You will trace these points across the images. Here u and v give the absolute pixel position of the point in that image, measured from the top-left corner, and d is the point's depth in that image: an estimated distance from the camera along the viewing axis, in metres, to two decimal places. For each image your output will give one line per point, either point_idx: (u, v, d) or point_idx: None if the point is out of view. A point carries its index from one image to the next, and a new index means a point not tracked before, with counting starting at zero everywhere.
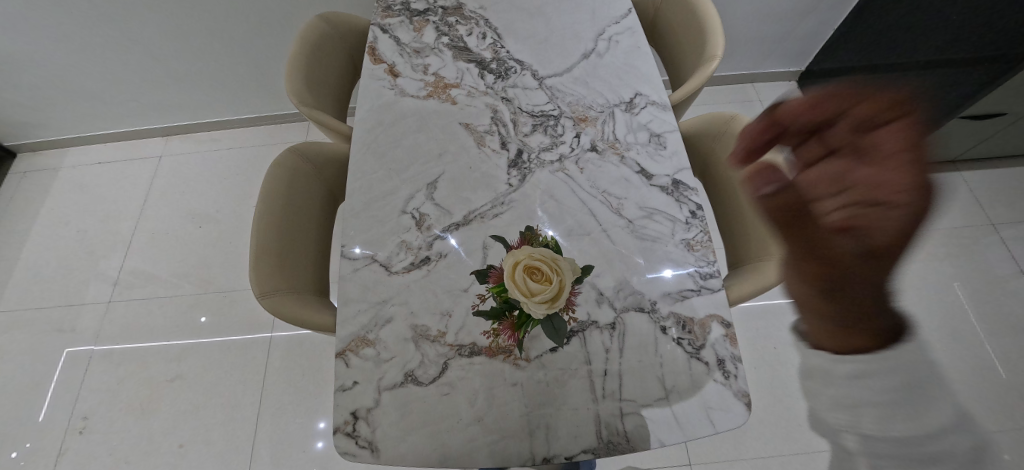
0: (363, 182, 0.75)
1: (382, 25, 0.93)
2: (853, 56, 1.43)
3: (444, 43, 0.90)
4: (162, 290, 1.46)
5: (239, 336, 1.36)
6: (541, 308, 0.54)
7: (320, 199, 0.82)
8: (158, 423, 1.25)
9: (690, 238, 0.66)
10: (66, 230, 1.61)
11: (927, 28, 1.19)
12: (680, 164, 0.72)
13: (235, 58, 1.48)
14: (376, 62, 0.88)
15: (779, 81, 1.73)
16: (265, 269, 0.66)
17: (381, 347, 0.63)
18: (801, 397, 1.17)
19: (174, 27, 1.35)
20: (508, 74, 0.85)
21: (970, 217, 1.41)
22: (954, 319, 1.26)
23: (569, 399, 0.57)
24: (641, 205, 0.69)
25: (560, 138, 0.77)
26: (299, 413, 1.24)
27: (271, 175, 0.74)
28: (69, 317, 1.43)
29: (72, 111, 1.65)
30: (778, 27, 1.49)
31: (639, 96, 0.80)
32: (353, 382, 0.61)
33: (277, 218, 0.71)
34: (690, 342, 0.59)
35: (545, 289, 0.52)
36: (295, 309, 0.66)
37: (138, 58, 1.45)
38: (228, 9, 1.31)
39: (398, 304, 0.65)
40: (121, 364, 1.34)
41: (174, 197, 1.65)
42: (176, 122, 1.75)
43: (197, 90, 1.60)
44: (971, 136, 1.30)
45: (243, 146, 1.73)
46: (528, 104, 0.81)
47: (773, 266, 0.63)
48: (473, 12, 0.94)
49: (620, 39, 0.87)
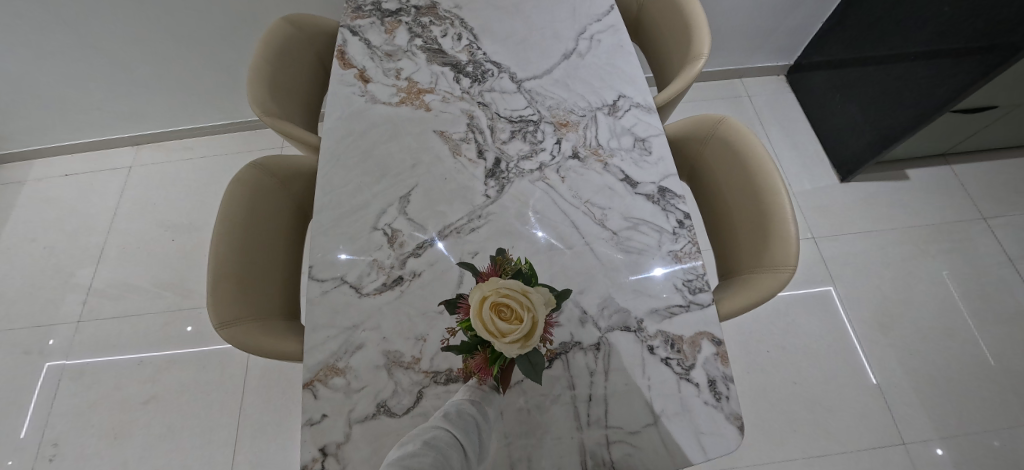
0: (331, 197, 0.70)
1: (351, 27, 0.88)
2: (842, 49, 1.40)
3: (418, 45, 0.85)
4: (135, 307, 1.40)
5: (218, 353, 1.30)
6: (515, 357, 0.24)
7: (286, 215, 0.77)
8: (133, 447, 1.20)
9: (678, 249, 0.63)
10: (31, 247, 1.54)
11: (913, 21, 1.15)
12: (666, 170, 0.69)
13: (204, 62, 1.41)
14: (345, 67, 0.83)
15: (767, 75, 1.71)
16: (223, 295, 0.61)
17: (352, 376, 0.59)
18: (793, 399, 1.16)
19: (134, 33, 1.28)
20: (484, 77, 0.80)
21: (960, 211, 1.40)
22: (947, 315, 1.25)
23: (553, 428, 0.53)
24: (625, 216, 0.65)
25: (539, 145, 0.73)
26: (281, 433, 1.19)
27: (232, 191, 0.69)
28: (37, 338, 1.36)
29: (35, 122, 1.57)
30: (766, 21, 1.45)
31: (623, 98, 0.76)
32: (321, 415, 0.57)
33: (238, 238, 0.66)
34: (679, 361, 0.55)
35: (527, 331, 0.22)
36: (259, 338, 0.62)
37: (101, 65, 1.38)
38: (192, 14, 1.24)
39: (369, 329, 0.61)
40: (92, 386, 1.28)
41: (146, 209, 1.58)
42: (147, 130, 1.68)
43: (166, 96, 1.53)
44: (962, 128, 1.28)
45: (218, 153, 1.67)
46: (506, 109, 0.77)
47: (766, 277, 0.59)
48: (448, 12, 0.89)
49: (602, 38, 0.83)
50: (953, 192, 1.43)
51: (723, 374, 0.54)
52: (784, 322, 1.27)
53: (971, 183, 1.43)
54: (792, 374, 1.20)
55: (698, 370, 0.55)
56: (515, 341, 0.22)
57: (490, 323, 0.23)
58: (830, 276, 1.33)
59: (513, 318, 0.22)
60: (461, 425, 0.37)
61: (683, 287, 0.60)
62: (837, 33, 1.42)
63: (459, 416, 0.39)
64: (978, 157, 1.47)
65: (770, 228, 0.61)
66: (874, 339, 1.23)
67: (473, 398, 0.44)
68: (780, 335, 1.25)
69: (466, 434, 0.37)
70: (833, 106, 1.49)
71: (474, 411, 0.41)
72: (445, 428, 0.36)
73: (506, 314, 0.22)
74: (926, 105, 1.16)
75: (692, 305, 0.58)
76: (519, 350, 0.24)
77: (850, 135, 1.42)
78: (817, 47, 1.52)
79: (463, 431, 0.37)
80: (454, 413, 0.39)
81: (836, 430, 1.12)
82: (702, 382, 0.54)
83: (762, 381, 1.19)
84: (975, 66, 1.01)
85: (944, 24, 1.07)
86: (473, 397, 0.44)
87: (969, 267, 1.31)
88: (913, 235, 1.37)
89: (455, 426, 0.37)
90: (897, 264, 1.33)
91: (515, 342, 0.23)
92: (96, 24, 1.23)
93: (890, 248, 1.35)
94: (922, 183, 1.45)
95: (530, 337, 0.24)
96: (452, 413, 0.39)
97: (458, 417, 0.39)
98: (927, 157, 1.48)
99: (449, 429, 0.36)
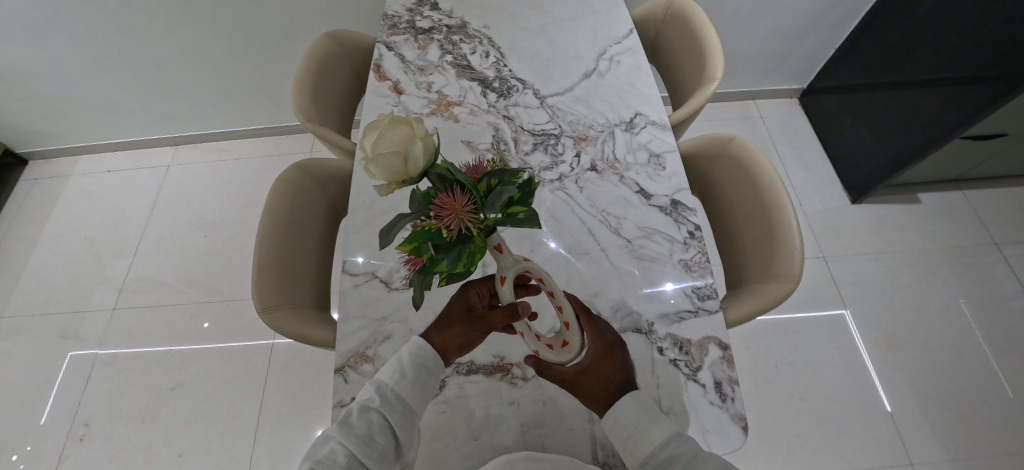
0: (365, 199, 0.76)
1: (387, 43, 0.96)
2: (854, 74, 1.44)
3: (448, 61, 0.92)
4: (166, 297, 1.47)
5: (241, 345, 1.37)
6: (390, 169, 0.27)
7: (322, 214, 0.83)
8: (158, 431, 1.25)
9: (688, 259, 0.66)
10: (74, 237, 1.63)
11: (923, 49, 1.19)
12: (679, 185, 0.73)
13: (243, 71, 1.51)
14: (380, 79, 0.90)
15: (781, 98, 1.75)
16: (267, 284, 0.67)
17: (380, 364, 0.63)
18: (800, 416, 1.17)
19: (184, 42, 1.38)
20: (510, 93, 0.86)
21: (973, 235, 1.40)
22: (959, 339, 1.25)
23: (565, 419, 0.57)
24: (639, 225, 0.70)
25: (560, 157, 0.78)
26: (298, 424, 1.24)
27: (276, 189, 0.76)
28: (74, 324, 1.44)
29: (85, 120, 1.68)
30: (779, 45, 1.50)
31: (640, 115, 0.81)
32: (351, 398, 0.61)
33: (280, 232, 0.72)
34: (687, 363, 0.59)
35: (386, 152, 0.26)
36: (296, 324, 0.67)
37: (150, 70, 1.48)
38: (238, 27, 1.34)
39: (397, 321, 0.65)
40: (123, 371, 1.35)
41: (182, 206, 1.67)
42: (186, 132, 1.78)
43: (206, 101, 1.63)
44: (974, 155, 1.29)
45: (250, 156, 1.76)
46: (529, 123, 0.82)
47: (771, 288, 0.63)
48: (477, 31, 0.96)
49: (621, 59, 0.88)
50: (966, 218, 1.43)
51: (729, 376, 0.57)
52: (792, 339, 1.28)
53: (984, 209, 1.44)
54: (800, 391, 1.21)
55: (705, 371, 0.58)
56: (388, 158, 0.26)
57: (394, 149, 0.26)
58: (840, 296, 1.34)
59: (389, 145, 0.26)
60: (364, 436, 0.36)
61: (692, 294, 0.63)
62: (850, 59, 1.46)
63: (366, 418, 0.37)
64: (993, 183, 1.48)
65: (777, 241, 0.64)
66: (882, 360, 1.23)
67: (391, 381, 0.41)
68: (788, 352, 1.27)
69: (367, 446, 0.35)
70: (845, 129, 1.51)
71: (386, 407, 0.38)
72: (341, 445, 0.34)
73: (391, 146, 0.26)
74: (936, 130, 1.18)
75: (701, 311, 0.62)
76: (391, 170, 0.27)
77: (861, 158, 1.45)
78: (830, 72, 1.56)
79: (363, 445, 0.35)
80: (360, 415, 0.37)
81: (843, 449, 1.13)
82: (709, 383, 0.57)
83: (770, 397, 1.21)
84: (984, 93, 1.04)
85: (954, 53, 1.10)
86: (394, 381, 0.41)
87: (982, 292, 1.31)
88: (924, 258, 1.38)
89: (353, 437, 0.35)
90: (907, 286, 1.34)
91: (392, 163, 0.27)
92: (149, 32, 1.34)
93: (900, 270, 1.36)
94: (934, 207, 1.46)
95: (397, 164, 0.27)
96: (355, 418, 0.37)
97: (363, 420, 0.37)
98: (939, 181, 1.49)
99: (343, 449, 0.34)
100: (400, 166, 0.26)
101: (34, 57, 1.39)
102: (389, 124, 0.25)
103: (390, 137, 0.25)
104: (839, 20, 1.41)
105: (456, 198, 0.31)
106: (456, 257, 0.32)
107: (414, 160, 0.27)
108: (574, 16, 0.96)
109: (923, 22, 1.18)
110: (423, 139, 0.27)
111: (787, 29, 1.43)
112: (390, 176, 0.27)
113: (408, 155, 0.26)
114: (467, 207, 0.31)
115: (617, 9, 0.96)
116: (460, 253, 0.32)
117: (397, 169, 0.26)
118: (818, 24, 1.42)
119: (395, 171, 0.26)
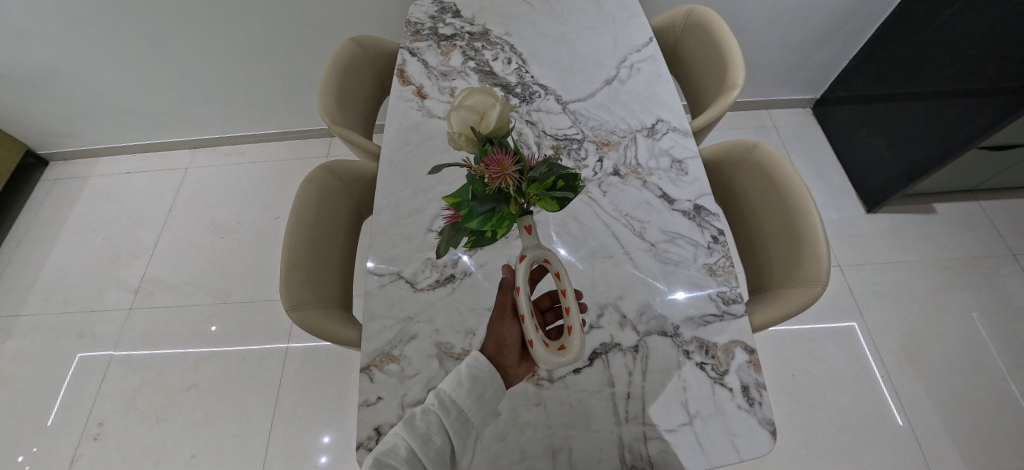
0: (391, 201, 0.77)
1: (411, 49, 0.98)
2: (869, 84, 1.45)
3: (471, 67, 0.94)
4: (181, 298, 1.49)
5: (255, 346, 1.37)
6: (464, 119, 0.37)
7: (345, 214, 0.84)
8: (171, 432, 1.26)
9: (712, 263, 0.67)
10: (91, 236, 1.66)
11: (938, 61, 1.20)
12: (702, 190, 0.74)
13: (264, 76, 1.53)
14: (404, 84, 0.92)
15: (793, 107, 1.77)
16: (294, 282, 0.68)
17: (406, 363, 0.62)
18: (814, 425, 1.17)
19: (208, 48, 1.41)
20: (532, 98, 0.88)
21: (990, 246, 1.39)
22: (976, 350, 1.23)
23: (592, 421, 0.57)
24: (663, 229, 0.70)
25: (583, 162, 0.79)
26: (311, 426, 1.24)
27: (303, 189, 0.77)
28: (90, 323, 1.46)
29: (107, 122, 1.72)
30: (791, 56, 1.52)
31: (661, 121, 0.82)
32: (376, 397, 0.60)
33: (307, 232, 0.73)
34: (713, 367, 0.58)
35: (474, 109, 0.36)
36: (324, 323, 0.68)
37: (172, 75, 1.52)
38: (262, 35, 1.37)
39: (422, 321, 0.65)
40: (138, 370, 1.36)
41: (199, 208, 1.70)
42: (204, 136, 1.82)
43: (226, 105, 1.66)
44: (989, 166, 1.30)
45: (266, 159, 1.79)
46: (552, 127, 0.83)
47: (797, 294, 0.63)
48: (499, 38, 0.97)
49: (642, 67, 0.90)
50: (982, 228, 1.43)
51: (756, 380, 0.57)
52: (807, 348, 1.28)
53: (1001, 221, 1.44)
54: (814, 399, 1.20)
55: (731, 375, 0.57)
56: (469, 110, 0.36)
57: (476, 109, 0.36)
58: (855, 306, 1.34)
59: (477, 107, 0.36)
60: (423, 435, 0.38)
61: (716, 298, 0.64)
62: (864, 70, 1.47)
63: (426, 419, 0.40)
64: (1008, 194, 1.48)
65: (802, 246, 0.65)
66: (900, 371, 1.22)
67: (449, 389, 0.42)
68: (803, 361, 1.26)
69: (426, 446, 0.37)
70: (859, 139, 1.52)
71: (443, 411, 0.40)
72: (403, 440, 0.38)
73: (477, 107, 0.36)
74: (952, 140, 1.18)
75: (726, 315, 0.62)
76: (462, 118, 0.37)
77: (876, 167, 1.45)
78: (844, 82, 1.57)
79: (423, 443, 0.37)
80: (421, 416, 0.39)
81: (858, 457, 1.12)
82: (736, 387, 0.57)
83: (785, 407, 1.20)
84: (1001, 103, 1.04)
85: (970, 64, 1.11)
86: (451, 388, 0.42)
87: (1001, 303, 1.30)
88: (939, 268, 1.37)
89: (414, 435, 0.38)
90: (923, 297, 1.33)
91: (468, 115, 0.36)
92: (174, 38, 1.37)
93: (917, 280, 1.36)
94: (949, 217, 1.46)
95: (476, 121, 0.37)
96: (417, 417, 0.39)
97: (423, 420, 0.39)
98: (954, 192, 1.49)
99: (404, 443, 0.37)
100: (475, 120, 0.37)
101: (61, 59, 1.43)
102: (483, 91, 0.36)
103: (479, 99, 0.36)
104: (853, 31, 1.43)
105: (506, 158, 0.36)
106: (488, 214, 0.39)
107: (487, 120, 0.36)
108: (594, 24, 0.98)
109: (939, 33, 1.19)
110: (499, 106, 0.36)
111: (801, 39, 1.45)
112: (466, 129, 0.37)
113: (484, 116, 0.36)
114: (514, 167, 0.37)
115: (637, 18, 0.98)
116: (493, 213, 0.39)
117: (474, 123, 0.37)
118: (831, 35, 1.44)
119: (471, 123, 0.37)
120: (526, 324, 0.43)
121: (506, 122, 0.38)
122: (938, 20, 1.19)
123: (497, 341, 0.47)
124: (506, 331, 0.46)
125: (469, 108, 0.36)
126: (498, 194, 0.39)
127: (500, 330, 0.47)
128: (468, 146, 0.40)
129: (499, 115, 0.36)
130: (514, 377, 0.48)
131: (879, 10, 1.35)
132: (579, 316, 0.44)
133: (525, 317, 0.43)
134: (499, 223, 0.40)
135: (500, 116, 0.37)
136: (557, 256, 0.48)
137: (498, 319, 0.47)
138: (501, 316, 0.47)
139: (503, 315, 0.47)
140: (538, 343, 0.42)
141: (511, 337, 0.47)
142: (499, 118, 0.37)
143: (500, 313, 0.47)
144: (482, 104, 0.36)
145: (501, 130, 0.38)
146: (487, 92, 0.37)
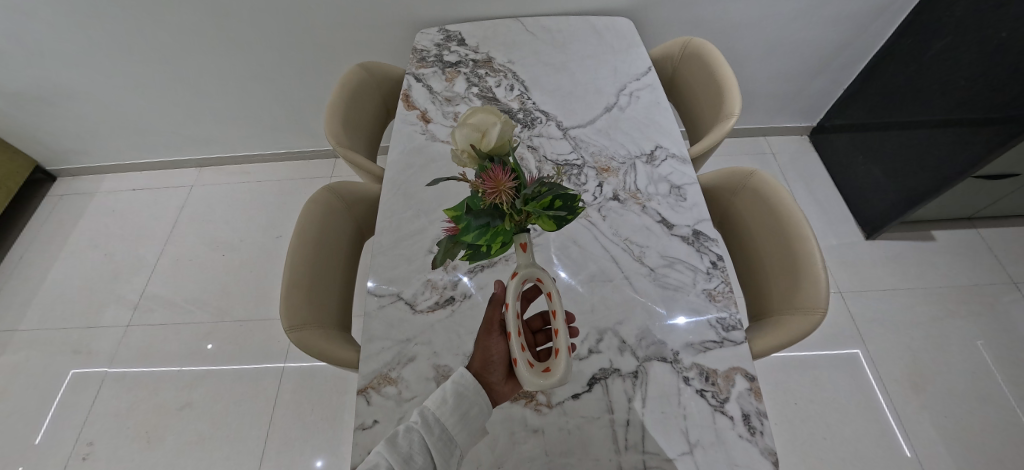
0: (392, 221, 0.79)
1: (416, 75, 1.01)
2: (864, 113, 1.49)
3: (474, 92, 0.97)
4: (178, 316, 1.48)
5: (252, 365, 1.36)
6: (464, 133, 0.38)
7: (347, 235, 0.85)
8: (161, 453, 1.23)
9: (712, 288, 0.67)
10: (94, 252, 1.67)
11: (931, 89, 1.23)
12: (700, 215, 0.75)
13: (272, 97, 1.57)
14: (409, 108, 0.95)
15: (790, 134, 1.81)
16: (293, 302, 0.68)
17: (403, 386, 0.61)
18: (821, 453, 1.14)
19: (219, 70, 1.46)
20: (533, 123, 0.90)
21: (989, 274, 1.39)
22: (982, 378, 1.21)
23: (591, 448, 0.55)
24: (662, 254, 0.71)
25: (583, 187, 0.80)
26: (304, 450, 1.21)
27: (307, 211, 0.78)
28: (87, 339, 1.45)
29: (119, 140, 1.76)
30: (787, 85, 1.56)
31: (660, 148, 0.84)
32: (372, 420, 0.59)
33: (307, 252, 0.74)
34: (714, 394, 0.57)
35: (476, 122, 0.38)
36: (322, 344, 0.67)
37: (184, 94, 1.56)
38: (274, 60, 1.42)
39: (421, 343, 0.65)
40: (131, 389, 1.34)
41: (202, 226, 1.72)
42: (211, 154, 1.86)
43: (234, 124, 1.70)
44: (985, 193, 1.31)
45: (271, 179, 1.82)
46: (552, 152, 0.85)
47: (796, 320, 0.63)
48: (502, 66, 1.01)
49: (641, 95, 0.93)
50: (982, 256, 1.43)
51: (758, 409, 0.56)
52: (809, 375, 1.27)
53: (1000, 248, 1.44)
54: (820, 428, 1.18)
55: (732, 403, 0.56)
56: (470, 124, 0.38)
57: (477, 126, 0.38)
58: (857, 333, 1.33)
59: (478, 124, 0.38)
60: (405, 455, 0.39)
61: (716, 324, 0.63)
62: (859, 100, 1.51)
63: (408, 438, 0.40)
64: (1007, 223, 1.49)
65: (802, 272, 0.65)
66: (906, 399, 1.20)
67: (434, 408, 0.42)
68: (806, 388, 1.25)
69: (406, 465, 0.38)
70: (856, 166, 1.55)
71: (426, 430, 0.41)
72: (385, 459, 0.38)
73: (478, 123, 0.38)
74: (949, 166, 1.20)
75: (726, 341, 0.61)
76: (463, 132, 0.38)
77: (874, 194, 1.47)
78: (840, 111, 1.61)
79: (403, 462, 0.38)
80: (404, 435, 0.40)
81: None
82: (737, 415, 0.56)
83: (788, 436, 1.18)
84: (996, 131, 1.05)
85: (963, 95, 1.14)
86: (435, 406, 0.42)
87: (1004, 332, 1.28)
88: (941, 296, 1.37)
89: (395, 456, 0.38)
90: (927, 325, 1.32)
91: (468, 130, 0.38)
92: (188, 60, 1.41)
93: (918, 308, 1.35)
94: (947, 244, 1.47)
95: (474, 136, 0.38)
96: (400, 436, 0.40)
97: (406, 439, 0.40)
98: (952, 219, 1.50)
99: (386, 462, 0.37)
100: (477, 137, 0.38)
101: (77, 79, 1.48)
102: (488, 111, 0.38)
103: (482, 117, 0.37)
104: (846, 63, 1.47)
105: (502, 174, 0.38)
106: (483, 229, 0.39)
107: (488, 138, 0.38)
108: (595, 53, 1.02)
109: (930, 64, 1.22)
110: (500, 125, 0.37)
111: (794, 70, 1.49)
112: (468, 145, 0.39)
113: (485, 134, 0.38)
114: (510, 184, 0.38)
115: (637, 48, 1.02)
116: (487, 230, 0.39)
117: (475, 141, 0.38)
118: (825, 66, 1.49)
119: (473, 139, 0.38)
120: (512, 341, 0.44)
121: (507, 140, 0.39)
122: (928, 53, 1.23)
123: (483, 356, 0.48)
124: (493, 351, 0.47)
125: (471, 124, 0.38)
126: (493, 210, 0.40)
127: (486, 351, 0.47)
128: (471, 163, 0.42)
129: (500, 133, 0.37)
130: (499, 395, 0.47)
131: (872, 42, 1.40)
132: (567, 339, 0.45)
133: (511, 335, 0.44)
134: (492, 239, 0.40)
135: (501, 134, 0.38)
136: (550, 277, 0.48)
137: (485, 335, 0.48)
138: (488, 331, 0.48)
139: (491, 331, 0.48)
140: (522, 362, 0.43)
141: (496, 359, 0.47)
142: (499, 136, 0.37)
143: (487, 329, 0.48)
144: (483, 122, 0.37)
145: (502, 148, 0.39)
146: (490, 112, 0.38)
